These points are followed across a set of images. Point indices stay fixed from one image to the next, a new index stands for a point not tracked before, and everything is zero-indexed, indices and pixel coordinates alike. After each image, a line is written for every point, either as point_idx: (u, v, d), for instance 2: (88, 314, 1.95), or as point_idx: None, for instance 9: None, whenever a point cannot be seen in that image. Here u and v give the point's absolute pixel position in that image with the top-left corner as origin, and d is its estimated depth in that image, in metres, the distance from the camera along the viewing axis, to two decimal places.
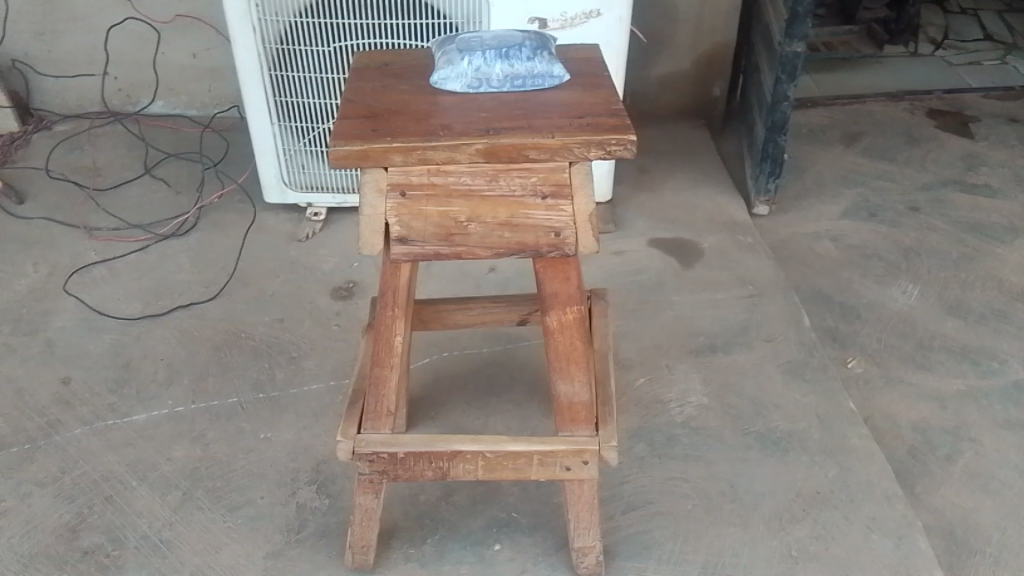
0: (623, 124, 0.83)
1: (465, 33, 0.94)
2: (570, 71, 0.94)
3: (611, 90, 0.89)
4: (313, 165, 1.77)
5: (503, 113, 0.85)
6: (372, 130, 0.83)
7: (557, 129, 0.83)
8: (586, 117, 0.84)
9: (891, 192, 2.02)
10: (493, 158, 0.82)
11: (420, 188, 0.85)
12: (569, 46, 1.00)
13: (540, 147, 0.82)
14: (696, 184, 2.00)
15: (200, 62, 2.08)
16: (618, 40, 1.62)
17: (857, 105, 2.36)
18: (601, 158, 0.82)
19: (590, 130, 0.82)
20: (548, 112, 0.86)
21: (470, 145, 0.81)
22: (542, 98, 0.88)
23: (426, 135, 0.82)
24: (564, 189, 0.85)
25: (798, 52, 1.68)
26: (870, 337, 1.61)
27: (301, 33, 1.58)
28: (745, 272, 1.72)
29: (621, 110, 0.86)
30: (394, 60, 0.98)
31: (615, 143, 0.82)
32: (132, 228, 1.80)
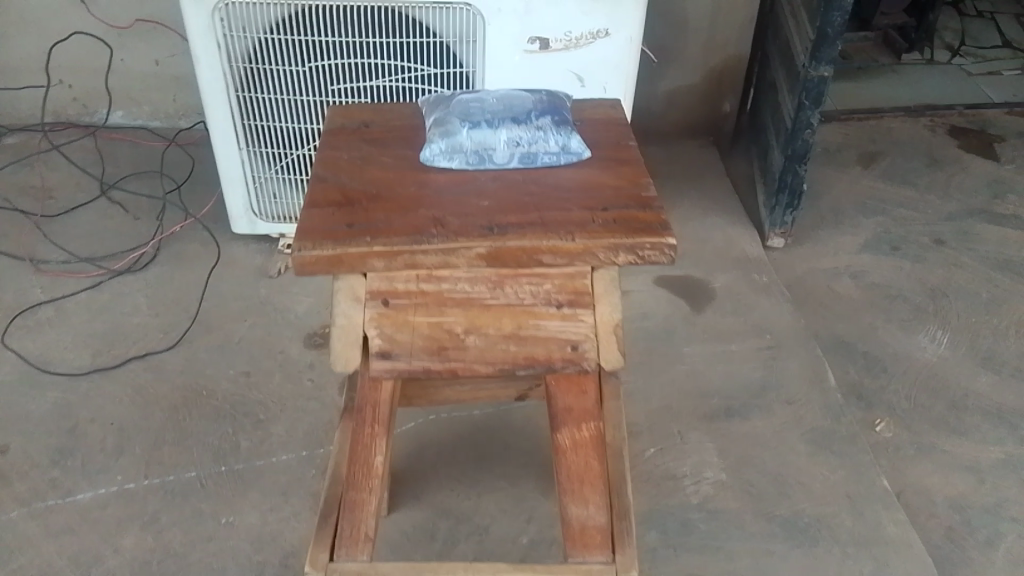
0: (658, 221, 0.67)
1: (461, 94, 0.78)
2: (587, 140, 0.77)
3: (639, 169, 0.73)
4: (285, 193, 1.59)
5: (510, 202, 0.69)
6: (346, 225, 0.66)
7: (580, 225, 0.66)
8: (613, 209, 0.68)
9: (913, 222, 1.87)
10: (498, 263, 0.66)
11: (406, 295, 0.68)
12: (582, 104, 0.83)
13: (557, 251, 0.65)
14: (704, 212, 1.84)
15: (162, 70, 1.89)
16: (628, 63, 1.44)
17: (874, 120, 2.21)
18: (632, 264, 0.66)
19: (621, 228, 0.66)
20: (565, 200, 0.69)
21: (469, 248, 0.65)
22: (556, 178, 0.72)
23: (414, 234, 0.65)
24: (584, 297, 0.69)
25: (826, 77, 1.52)
26: (898, 395, 1.47)
27: (269, 51, 1.39)
28: (762, 318, 1.57)
29: (654, 200, 0.69)
30: (375, 120, 0.80)
31: (649, 247, 0.65)
32: (83, 262, 1.62)
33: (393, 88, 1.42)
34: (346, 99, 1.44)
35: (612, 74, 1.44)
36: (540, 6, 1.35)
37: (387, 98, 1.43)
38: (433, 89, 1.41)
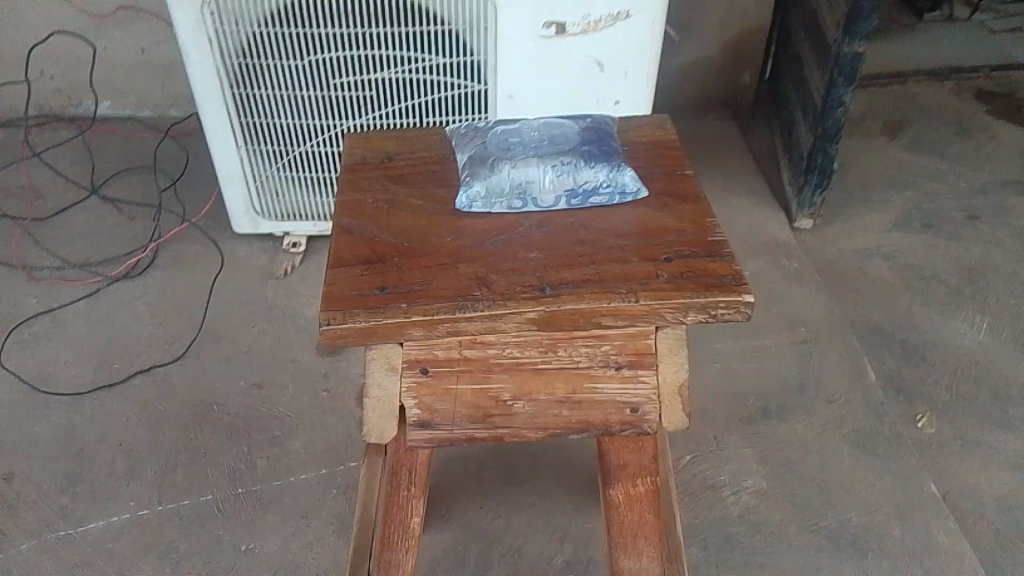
0: (729, 274, 0.60)
1: (499, 127, 0.72)
2: (641, 171, 0.70)
3: (703, 206, 0.66)
4: (289, 192, 1.51)
5: (561, 254, 0.62)
6: (379, 290, 0.59)
7: (644, 281, 0.59)
8: (678, 260, 0.61)
9: (945, 196, 1.79)
10: (551, 327, 0.59)
11: (447, 363, 0.66)
12: (629, 127, 0.76)
13: (617, 313, 0.58)
14: (727, 193, 1.76)
15: (150, 58, 1.79)
16: (652, 47, 1.34)
17: (898, 85, 2.11)
18: (703, 323, 0.59)
19: (688, 284, 0.59)
20: (621, 249, 0.62)
21: (523, 313, 0.58)
22: (611, 220, 0.65)
23: (457, 299, 0.58)
24: (647, 357, 0.67)
25: (860, 53, 1.42)
26: (939, 387, 1.41)
27: (266, 45, 1.29)
28: (793, 310, 1.50)
29: (725, 249, 0.62)
30: (400, 152, 0.74)
31: (723, 306, 0.58)
32: (78, 269, 1.54)
33: (401, 79, 1.34)
34: (352, 93, 1.35)
35: (633, 57, 1.35)
36: None
37: (395, 89, 1.35)
38: (444, 79, 1.33)
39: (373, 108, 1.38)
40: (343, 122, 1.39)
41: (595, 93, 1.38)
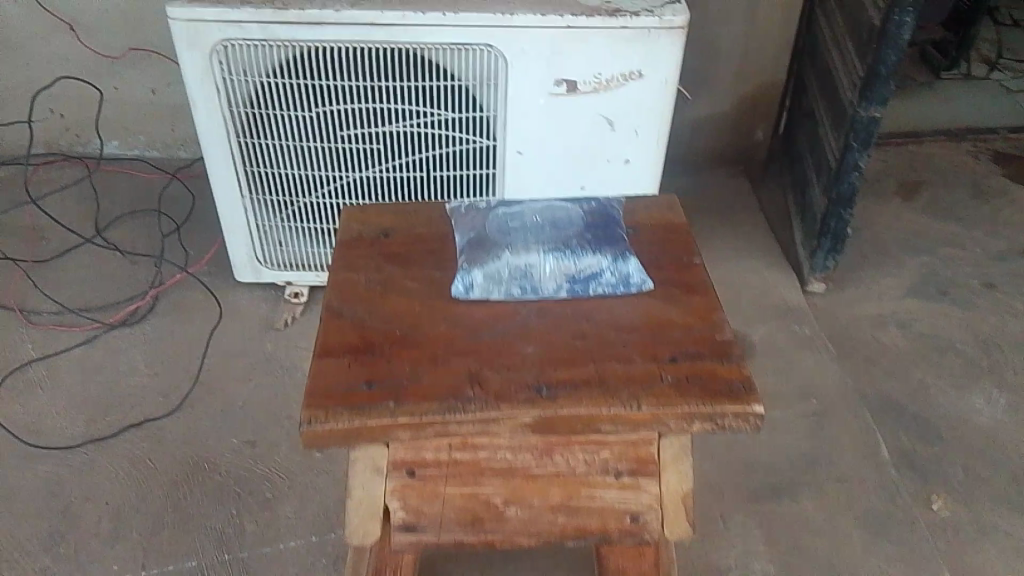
0: (732, 385, 0.70)
1: (501, 217, 0.86)
2: (644, 259, 0.83)
3: (714, 304, 0.77)
4: (292, 241, 1.48)
5: (560, 351, 0.72)
6: (367, 385, 0.69)
7: (649, 384, 0.69)
8: (685, 365, 0.71)
9: (961, 263, 1.75)
10: (553, 429, 0.69)
11: (435, 464, 0.79)
12: (635, 213, 0.89)
13: (623, 418, 0.68)
14: (739, 253, 1.73)
15: (161, 99, 1.78)
16: (664, 107, 1.31)
17: (914, 145, 2.09)
18: (710, 430, 0.69)
19: (696, 391, 0.69)
20: (627, 350, 0.72)
21: (516, 416, 0.67)
22: (615, 311, 0.77)
23: (447, 400, 0.68)
24: (648, 466, 0.79)
25: (877, 116, 1.40)
26: (954, 465, 1.36)
27: (273, 95, 1.27)
28: (804, 380, 1.47)
29: (734, 355, 0.72)
30: (394, 228, 0.86)
31: (730, 415, 0.68)
32: (76, 314, 1.51)
33: (408, 133, 1.31)
34: (358, 145, 1.32)
35: (645, 116, 1.32)
36: (569, 44, 1.23)
37: (402, 143, 1.32)
38: (454, 133, 1.31)
39: (380, 161, 1.34)
40: (349, 174, 1.36)
41: (605, 151, 1.35)
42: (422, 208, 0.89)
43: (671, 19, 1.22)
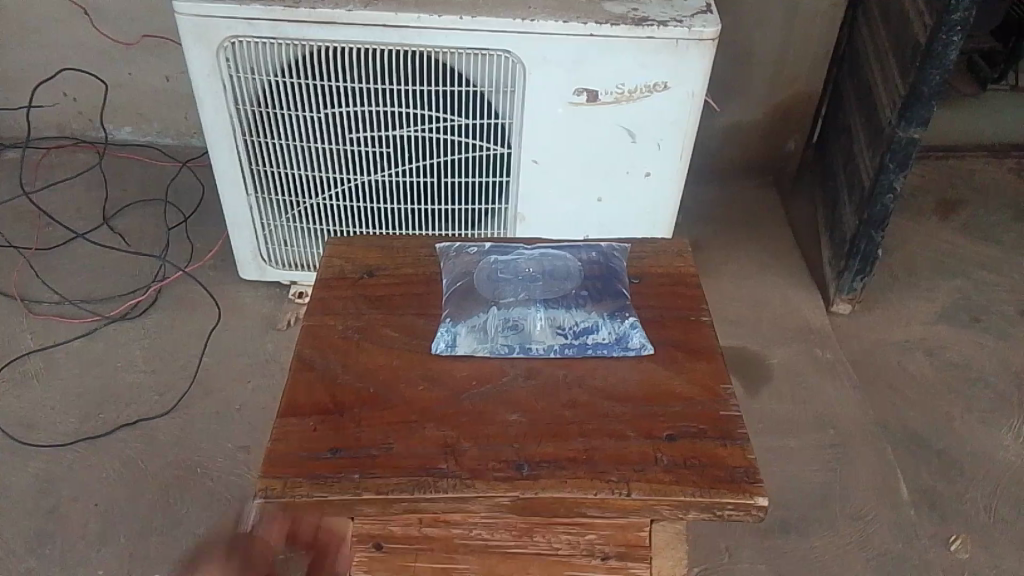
0: (735, 474, 0.67)
1: (496, 268, 0.84)
2: (647, 316, 0.81)
3: (721, 372, 0.75)
4: (297, 241, 1.43)
5: (548, 424, 0.69)
6: (331, 453, 0.67)
7: (644, 466, 0.67)
8: (685, 448, 0.68)
9: (996, 288, 1.68)
10: (532, 510, 0.66)
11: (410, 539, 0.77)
12: (643, 265, 0.87)
13: (613, 505, 0.65)
14: (761, 268, 1.66)
15: (174, 87, 1.75)
16: (688, 121, 1.25)
17: (952, 160, 2.00)
18: (711, 519, 0.67)
19: (697, 477, 0.66)
20: (622, 425, 0.70)
21: (493, 496, 0.64)
22: (612, 374, 0.74)
23: (414, 473, 0.65)
24: (637, 550, 0.76)
25: (915, 138, 1.32)
26: (978, 506, 1.29)
27: (281, 95, 1.22)
28: (823, 407, 1.40)
29: (745, 437, 0.70)
30: (381, 267, 0.85)
31: (731, 507, 0.66)
32: (77, 306, 1.49)
33: (419, 138, 1.25)
34: (367, 148, 1.27)
35: (668, 129, 1.25)
36: (591, 54, 1.16)
37: (413, 148, 1.27)
38: (467, 139, 1.25)
39: (390, 165, 1.29)
40: (357, 177, 1.31)
41: (624, 162, 1.29)
42: (410, 244, 0.88)
43: (701, 30, 1.15)
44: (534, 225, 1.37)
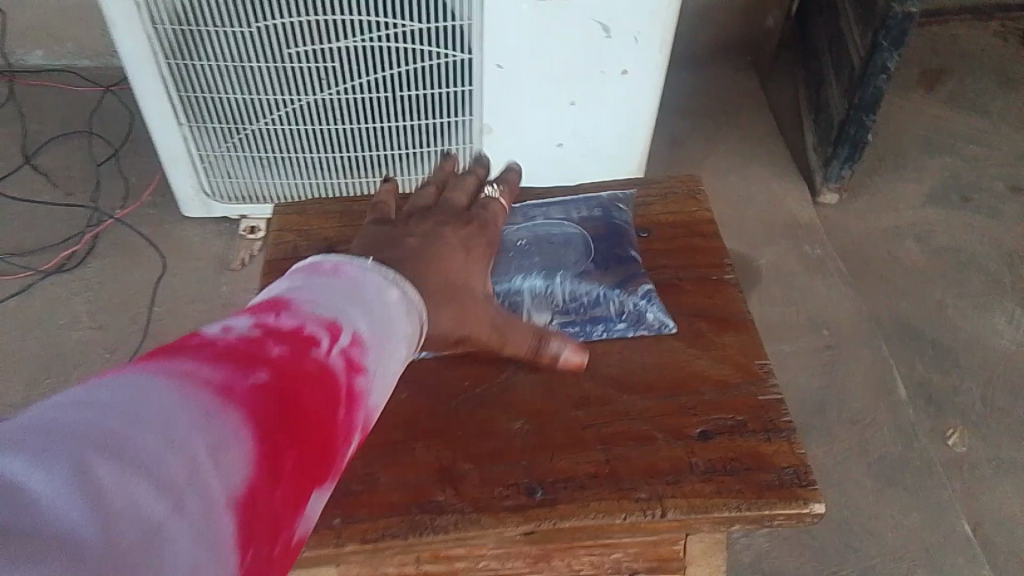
0: (780, 478, 0.63)
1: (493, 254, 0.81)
2: (663, 279, 0.79)
3: (754, 349, 0.72)
4: (243, 172, 1.30)
5: (562, 436, 0.65)
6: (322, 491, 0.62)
7: (679, 477, 0.63)
8: (722, 449, 0.64)
9: (985, 163, 1.61)
10: (552, 538, 0.62)
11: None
12: (651, 227, 0.84)
13: (646, 526, 0.61)
14: (743, 161, 1.56)
15: (84, 1, 1.55)
16: (667, 9, 1.12)
17: (936, 26, 1.89)
18: (756, 527, 0.63)
19: (740, 484, 0.62)
20: (647, 426, 0.66)
21: (503, 530, 0.60)
22: (628, 356, 0.72)
23: (408, 510, 0.61)
24: (668, 561, 0.77)
25: (912, 13, 1.21)
26: (977, 398, 1.25)
27: (202, 8, 1.06)
28: (815, 306, 1.35)
29: (787, 430, 0.66)
30: (337, 241, 0.79)
31: (779, 516, 0.62)
32: (6, 260, 1.36)
33: (365, 49, 1.11)
34: (309, 64, 1.13)
35: (645, 21, 1.12)
36: None
37: (360, 60, 1.12)
38: (420, 47, 1.11)
39: (336, 80, 1.15)
40: (301, 98, 1.17)
41: (596, 61, 1.17)
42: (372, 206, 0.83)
43: None
44: (502, 137, 1.26)
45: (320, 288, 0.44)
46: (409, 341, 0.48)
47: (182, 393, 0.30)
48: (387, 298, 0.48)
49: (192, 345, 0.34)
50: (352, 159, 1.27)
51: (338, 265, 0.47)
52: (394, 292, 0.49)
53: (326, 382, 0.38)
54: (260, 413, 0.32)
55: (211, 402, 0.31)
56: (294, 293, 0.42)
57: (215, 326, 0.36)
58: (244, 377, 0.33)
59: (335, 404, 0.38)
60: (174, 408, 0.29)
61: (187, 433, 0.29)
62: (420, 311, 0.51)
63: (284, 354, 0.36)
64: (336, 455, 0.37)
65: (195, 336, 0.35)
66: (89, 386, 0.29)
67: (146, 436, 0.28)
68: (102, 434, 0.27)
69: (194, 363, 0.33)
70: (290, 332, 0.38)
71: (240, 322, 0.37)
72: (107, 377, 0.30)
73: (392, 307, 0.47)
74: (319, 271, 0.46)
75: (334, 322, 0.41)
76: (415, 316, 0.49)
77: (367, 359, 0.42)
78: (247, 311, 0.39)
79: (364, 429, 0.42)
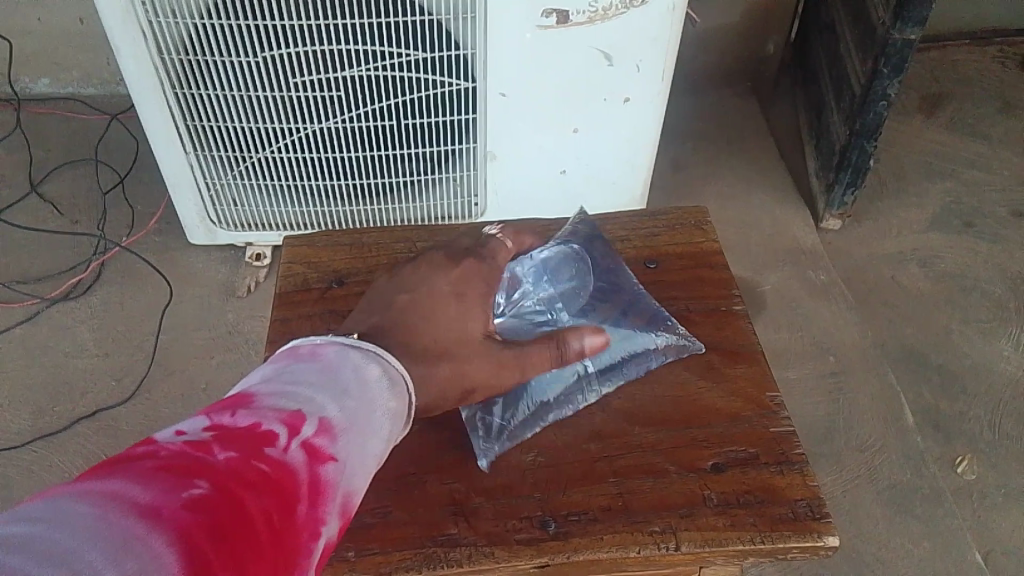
0: (792, 511, 0.64)
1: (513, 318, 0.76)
2: (673, 309, 0.80)
3: (765, 381, 0.74)
4: (249, 200, 1.31)
5: (575, 469, 0.67)
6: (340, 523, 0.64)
7: (692, 510, 0.64)
8: (734, 481, 0.66)
9: (987, 188, 1.62)
10: (567, 570, 0.63)
11: None
12: (661, 255, 0.85)
13: (660, 559, 0.62)
14: (746, 187, 1.57)
15: (90, 30, 1.57)
16: (669, 35, 1.13)
17: (935, 51, 1.91)
18: (770, 559, 0.64)
19: (752, 518, 0.63)
20: (659, 458, 0.67)
21: (517, 563, 0.62)
22: (638, 388, 0.73)
23: (420, 544, 0.62)
24: None
25: (912, 40, 1.22)
26: (983, 424, 1.25)
27: (209, 39, 1.07)
28: (820, 332, 1.35)
29: (799, 463, 0.67)
30: (348, 272, 0.80)
31: (792, 549, 0.63)
32: (12, 289, 1.36)
33: (370, 78, 1.12)
34: (313, 94, 1.13)
35: (647, 49, 1.14)
36: None
37: (365, 89, 1.13)
38: (426, 76, 1.12)
39: (342, 109, 1.16)
40: (307, 127, 1.18)
41: (600, 89, 1.18)
42: (382, 237, 0.84)
43: None
44: (506, 164, 1.26)
45: (283, 383, 0.46)
46: (383, 425, 0.50)
47: (120, 505, 0.30)
48: (357, 384, 0.49)
49: (140, 455, 0.35)
50: (356, 187, 1.28)
51: (312, 352, 0.50)
52: (367, 377, 0.50)
53: (280, 478, 0.39)
54: (205, 514, 0.32)
55: (142, 524, 0.30)
56: (252, 397, 0.44)
57: (166, 435, 0.38)
58: (189, 482, 0.33)
59: (293, 500, 0.39)
60: (112, 517, 0.30)
61: (121, 542, 0.29)
62: (398, 393, 0.52)
63: (234, 456, 0.37)
64: (299, 551, 0.37)
65: (144, 446, 0.36)
66: (26, 505, 0.30)
67: (74, 549, 0.27)
68: (26, 552, 0.26)
69: (139, 473, 0.33)
70: (244, 433, 0.40)
71: (193, 429, 0.39)
72: (43, 496, 0.31)
73: (361, 392, 0.49)
74: (286, 368, 0.48)
75: (293, 417, 0.43)
76: (388, 400, 0.51)
77: (328, 449, 0.43)
78: (202, 417, 0.40)
79: (335, 520, 0.42)
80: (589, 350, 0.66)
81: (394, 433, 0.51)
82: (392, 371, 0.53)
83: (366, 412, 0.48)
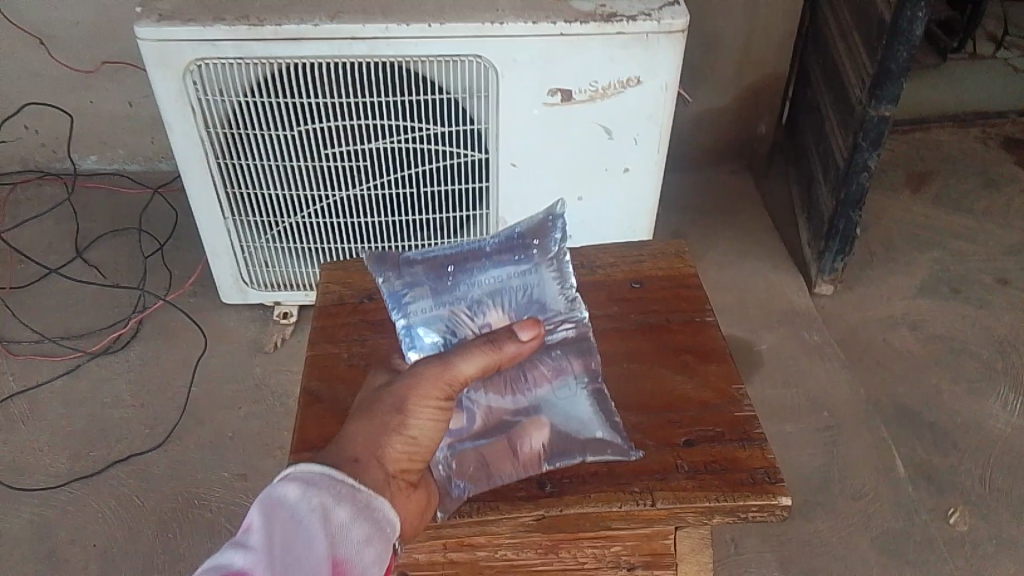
0: (755, 478, 0.73)
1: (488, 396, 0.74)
2: (658, 319, 0.89)
3: (733, 373, 0.83)
4: (279, 261, 1.42)
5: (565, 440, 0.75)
6: None
7: (666, 475, 0.73)
8: (702, 454, 0.75)
9: (973, 258, 1.70)
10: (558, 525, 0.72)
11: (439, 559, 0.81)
12: (647, 274, 0.94)
13: (638, 514, 0.71)
14: (741, 255, 1.67)
15: (138, 112, 1.73)
16: (663, 112, 1.25)
17: (920, 133, 2.04)
18: (736, 520, 0.72)
19: (717, 481, 0.72)
20: (638, 436, 0.77)
21: (518, 514, 0.72)
22: (614, 381, 0.82)
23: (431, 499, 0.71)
24: (663, 556, 0.80)
25: (886, 116, 1.34)
26: (974, 477, 1.30)
27: (252, 114, 1.20)
28: (815, 389, 1.42)
29: (760, 439, 0.76)
30: (375, 294, 0.89)
31: (754, 508, 0.72)
32: (56, 343, 1.46)
33: (395, 150, 1.24)
34: (343, 163, 1.25)
35: (644, 125, 1.26)
36: (561, 54, 1.16)
37: (389, 160, 1.25)
38: (444, 147, 1.24)
39: (367, 178, 1.28)
40: (336, 193, 1.30)
41: (602, 160, 1.30)
42: None
43: (671, 22, 1.15)
44: None
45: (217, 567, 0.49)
46: (333, 516, 0.52)
47: None
48: (266, 512, 0.50)
49: None
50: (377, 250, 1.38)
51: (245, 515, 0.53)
52: (274, 490, 0.52)
53: None
54: None
55: None
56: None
57: None
58: None
59: None
60: None
61: None
62: (331, 488, 0.53)
63: None
64: None
65: None
66: None
67: None
68: None
69: None
70: None
71: None
72: None
73: (292, 509, 0.51)
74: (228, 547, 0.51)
75: None
76: (315, 494, 0.52)
77: None
78: None
79: None
80: (529, 341, 0.65)
81: (351, 517, 0.53)
82: (316, 474, 0.54)
83: (287, 530, 0.49)
